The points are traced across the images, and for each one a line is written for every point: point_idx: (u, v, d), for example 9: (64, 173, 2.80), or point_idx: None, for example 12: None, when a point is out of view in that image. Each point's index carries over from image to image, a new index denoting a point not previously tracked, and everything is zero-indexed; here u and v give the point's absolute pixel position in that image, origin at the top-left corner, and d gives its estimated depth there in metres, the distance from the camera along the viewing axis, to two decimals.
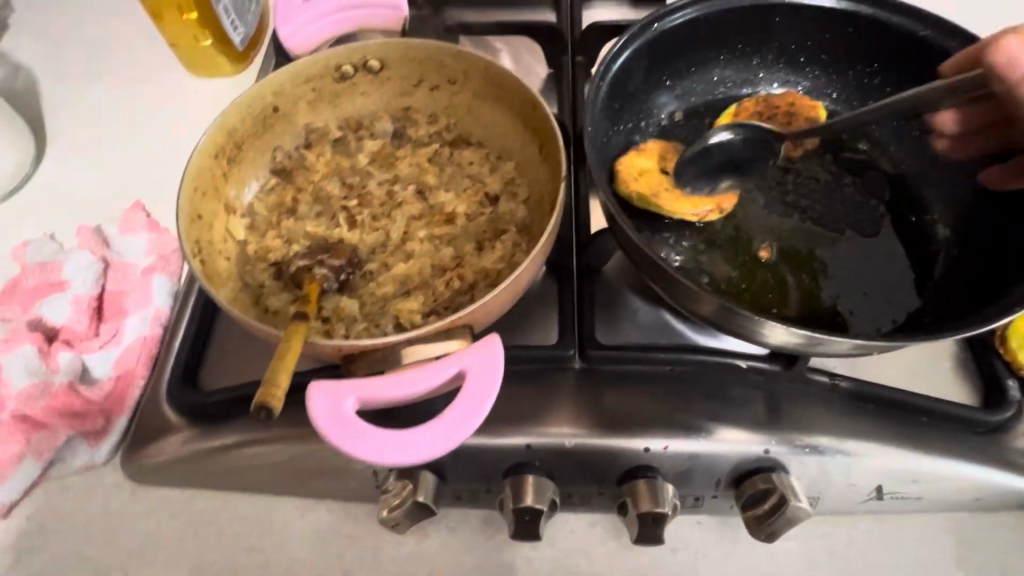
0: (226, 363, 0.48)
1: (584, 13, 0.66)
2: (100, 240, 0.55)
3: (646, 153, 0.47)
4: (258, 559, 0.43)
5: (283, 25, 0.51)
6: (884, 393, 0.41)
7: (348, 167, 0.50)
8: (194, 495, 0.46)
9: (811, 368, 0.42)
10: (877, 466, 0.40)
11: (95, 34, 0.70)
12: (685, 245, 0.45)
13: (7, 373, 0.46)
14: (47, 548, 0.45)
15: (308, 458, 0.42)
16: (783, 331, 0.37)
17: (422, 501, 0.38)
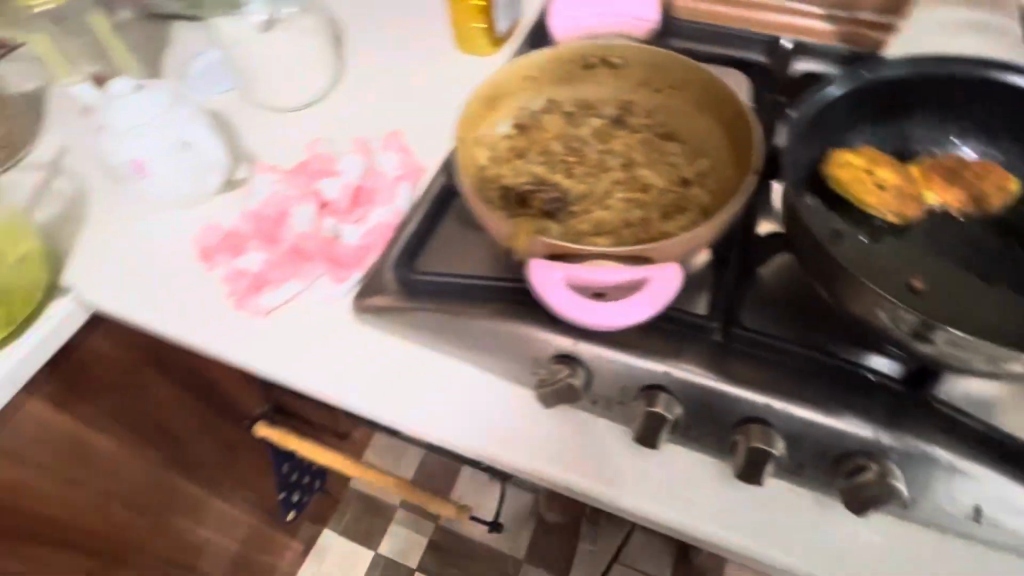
0: (438, 257, 0.62)
1: (797, 63, 0.74)
2: (367, 151, 0.73)
3: (863, 152, 0.55)
4: (429, 402, 0.55)
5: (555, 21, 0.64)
6: (1007, 437, 0.44)
7: (573, 134, 0.62)
8: (392, 341, 0.59)
9: (937, 400, 0.46)
10: (980, 487, 0.43)
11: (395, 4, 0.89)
12: (854, 259, 0.51)
13: (294, 220, 0.65)
14: (282, 344, 0.59)
15: (489, 334, 0.53)
16: (926, 335, 0.43)
17: (573, 385, 0.49)
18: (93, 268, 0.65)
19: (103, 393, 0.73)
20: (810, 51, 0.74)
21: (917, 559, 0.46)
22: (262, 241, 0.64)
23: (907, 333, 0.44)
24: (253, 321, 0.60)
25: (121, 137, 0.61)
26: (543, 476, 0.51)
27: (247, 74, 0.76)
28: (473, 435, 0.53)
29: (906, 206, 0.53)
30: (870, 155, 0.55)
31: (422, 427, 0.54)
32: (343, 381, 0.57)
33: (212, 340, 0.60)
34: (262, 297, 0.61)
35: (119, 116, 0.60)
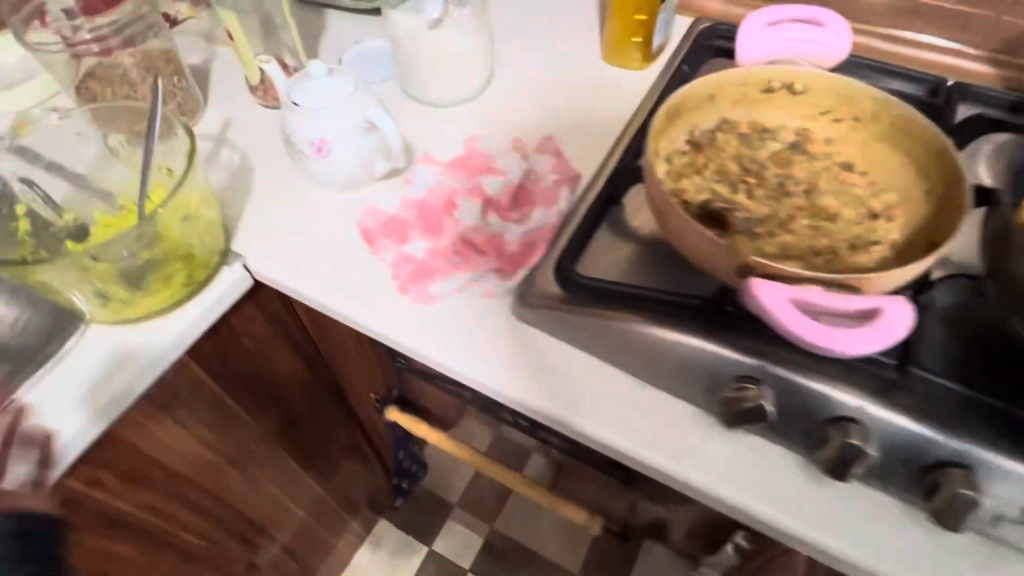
0: (602, 265, 0.63)
1: (958, 109, 0.72)
2: (523, 151, 0.74)
3: None
4: (594, 405, 0.56)
5: (744, 37, 0.63)
6: None
7: (749, 156, 0.62)
8: (555, 340, 0.61)
9: None
10: None
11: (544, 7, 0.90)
12: None
13: (461, 211, 0.67)
14: (449, 332, 0.60)
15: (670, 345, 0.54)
16: None
17: (763, 404, 0.50)
18: (263, 237, 0.67)
19: (240, 359, 0.74)
20: (972, 96, 0.71)
21: None
22: (426, 229, 0.66)
23: None
24: (418, 307, 0.62)
25: (314, 116, 0.64)
26: (705, 491, 0.52)
27: (409, 67, 0.78)
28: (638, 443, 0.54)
29: None
30: None
31: (588, 428, 0.55)
32: (508, 374, 0.58)
33: (378, 320, 0.62)
34: (432, 284, 0.63)
35: (314, 97, 0.64)
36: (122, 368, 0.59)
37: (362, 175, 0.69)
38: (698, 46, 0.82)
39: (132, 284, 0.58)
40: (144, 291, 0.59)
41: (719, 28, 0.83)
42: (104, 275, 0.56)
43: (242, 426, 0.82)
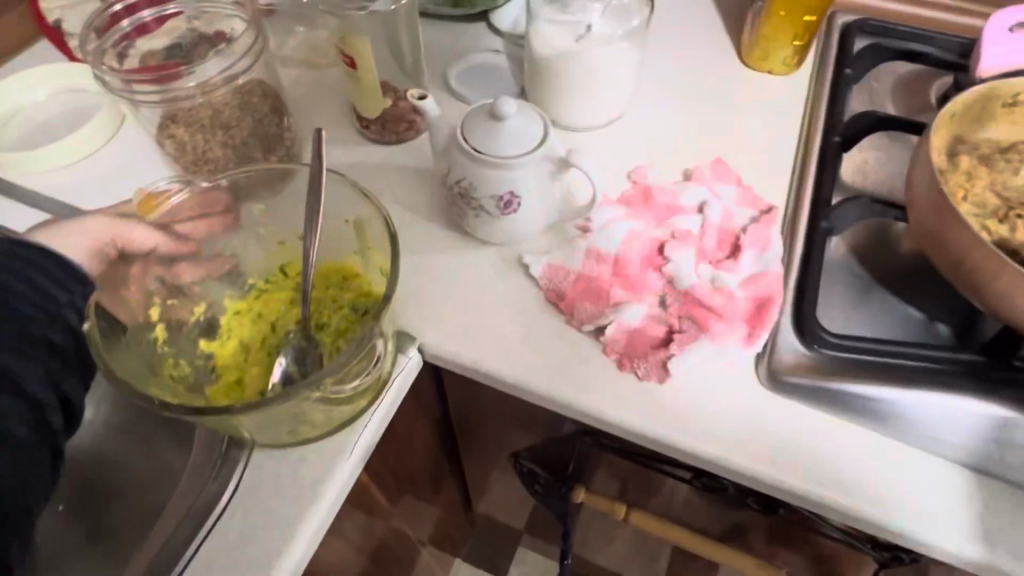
0: (843, 318, 0.56)
1: None
2: (703, 178, 0.64)
3: None
4: (894, 496, 0.48)
5: (989, 47, 0.57)
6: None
7: (1003, 183, 0.55)
8: (821, 416, 0.52)
9: None
10: None
11: (667, 8, 0.81)
12: None
13: (681, 266, 0.56)
14: (697, 416, 0.51)
15: (989, 422, 0.50)
16: None
17: None
18: (439, 312, 0.57)
19: (385, 443, 0.63)
20: None
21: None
22: (628, 288, 0.56)
23: None
24: (651, 388, 0.52)
25: (511, 168, 0.52)
26: None
27: (550, 87, 0.67)
28: (956, 543, 0.47)
29: None
30: None
31: (897, 523, 0.47)
32: (788, 465, 0.50)
33: (611, 408, 0.52)
34: (673, 355, 0.52)
35: (517, 146, 0.52)
36: (318, 494, 0.48)
37: (522, 226, 0.57)
38: (860, 49, 0.73)
39: (338, 397, 0.48)
40: (346, 400, 0.49)
41: (870, 23, 0.75)
42: (314, 399, 0.46)
43: (380, 517, 0.71)
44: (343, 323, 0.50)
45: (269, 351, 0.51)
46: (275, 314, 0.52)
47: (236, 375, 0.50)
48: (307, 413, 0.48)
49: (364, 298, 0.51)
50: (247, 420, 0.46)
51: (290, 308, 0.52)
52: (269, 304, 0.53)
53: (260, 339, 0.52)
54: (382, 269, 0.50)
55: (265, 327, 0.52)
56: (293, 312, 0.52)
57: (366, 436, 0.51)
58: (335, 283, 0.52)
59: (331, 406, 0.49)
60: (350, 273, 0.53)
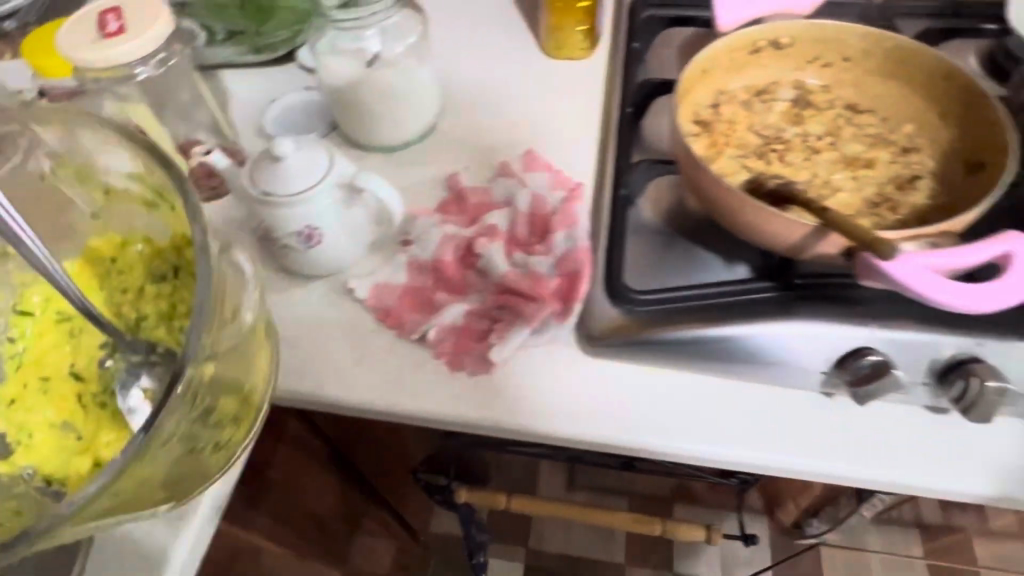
0: (651, 273, 0.60)
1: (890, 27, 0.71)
2: (512, 171, 0.67)
3: None
4: (710, 424, 0.54)
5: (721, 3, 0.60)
6: None
7: (760, 122, 0.60)
8: (639, 369, 0.56)
9: None
10: None
11: (467, 13, 0.84)
12: None
13: (492, 259, 0.58)
14: (530, 396, 0.54)
15: (798, 337, 0.53)
16: None
17: (876, 357, 0.52)
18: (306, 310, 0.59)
19: (268, 492, 0.65)
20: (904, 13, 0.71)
21: None
22: (451, 291, 0.58)
23: None
24: (482, 380, 0.55)
25: (302, 203, 0.54)
26: (869, 480, 0.52)
27: (355, 113, 0.69)
28: (770, 454, 0.52)
29: None
30: None
31: (718, 449, 0.52)
32: (616, 421, 0.54)
33: (448, 410, 0.54)
34: (496, 347, 0.55)
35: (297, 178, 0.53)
36: (171, 556, 0.49)
37: (338, 252, 0.59)
38: (641, 21, 0.79)
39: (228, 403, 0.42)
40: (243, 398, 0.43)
41: None
42: (199, 418, 0.40)
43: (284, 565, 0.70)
44: (160, 304, 0.49)
45: (98, 400, 0.48)
46: (78, 360, 0.50)
47: (89, 458, 0.47)
48: (211, 442, 0.42)
49: (162, 253, 0.50)
50: (152, 493, 0.40)
51: (64, 344, 0.51)
52: (45, 357, 0.51)
53: (78, 402, 0.49)
54: (148, 204, 0.48)
55: (82, 364, 0.50)
56: (88, 339, 0.50)
57: (216, 491, 0.52)
58: (110, 267, 0.53)
59: (233, 420, 0.43)
60: (114, 244, 0.53)
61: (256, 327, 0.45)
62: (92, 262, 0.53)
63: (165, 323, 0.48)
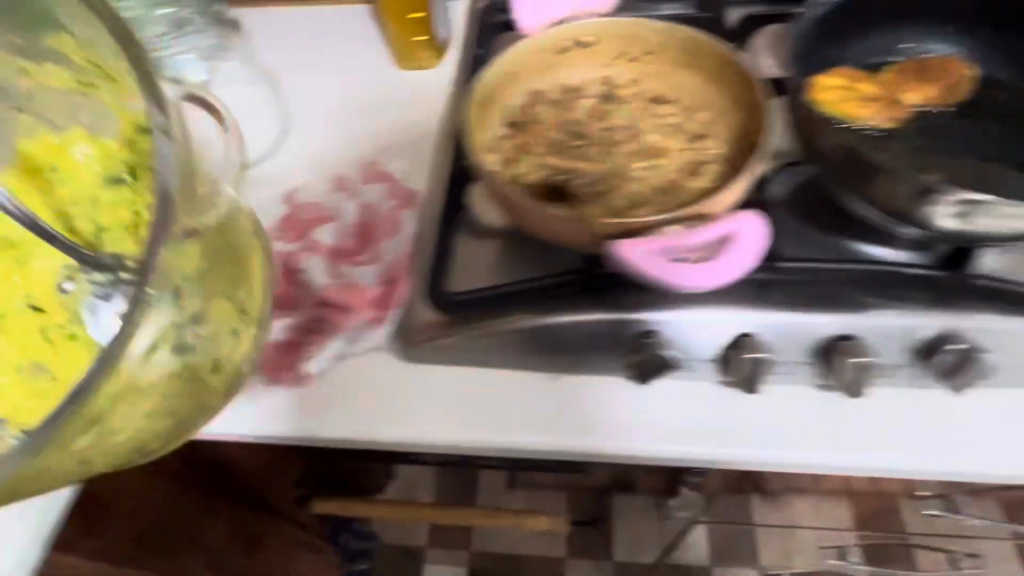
0: (470, 273, 0.60)
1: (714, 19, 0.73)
2: (349, 184, 0.69)
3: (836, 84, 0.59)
4: (518, 417, 0.55)
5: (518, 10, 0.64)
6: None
7: (568, 119, 0.62)
8: (452, 369, 0.57)
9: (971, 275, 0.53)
10: None
11: (326, 30, 0.86)
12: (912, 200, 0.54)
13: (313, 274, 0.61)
14: (346, 405, 0.56)
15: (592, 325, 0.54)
16: (951, 217, 0.49)
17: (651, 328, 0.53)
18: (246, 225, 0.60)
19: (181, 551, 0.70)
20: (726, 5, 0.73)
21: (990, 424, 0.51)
22: (275, 306, 0.59)
23: (933, 220, 0.50)
24: (300, 392, 0.56)
25: None
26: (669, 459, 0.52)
27: None
28: (576, 438, 0.53)
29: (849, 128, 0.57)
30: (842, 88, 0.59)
31: (524, 440, 0.53)
32: (427, 422, 0.55)
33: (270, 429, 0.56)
34: (312, 360, 0.57)
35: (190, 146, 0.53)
36: None
37: None
38: (486, 28, 0.80)
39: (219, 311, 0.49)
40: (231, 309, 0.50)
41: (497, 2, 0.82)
42: (187, 327, 0.46)
43: None
44: (123, 217, 0.51)
45: (63, 330, 0.50)
46: (29, 292, 0.52)
47: (51, 389, 0.49)
48: (206, 357, 0.49)
49: (111, 155, 0.52)
50: (155, 416, 0.47)
51: (12, 274, 0.53)
52: None
53: (43, 336, 0.50)
54: (92, 110, 0.51)
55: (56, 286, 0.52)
56: (40, 269, 0.53)
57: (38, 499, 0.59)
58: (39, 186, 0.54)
59: (223, 331, 0.50)
60: (55, 153, 0.54)
61: (238, 234, 0.52)
62: (33, 176, 0.54)
63: (127, 229, 0.51)
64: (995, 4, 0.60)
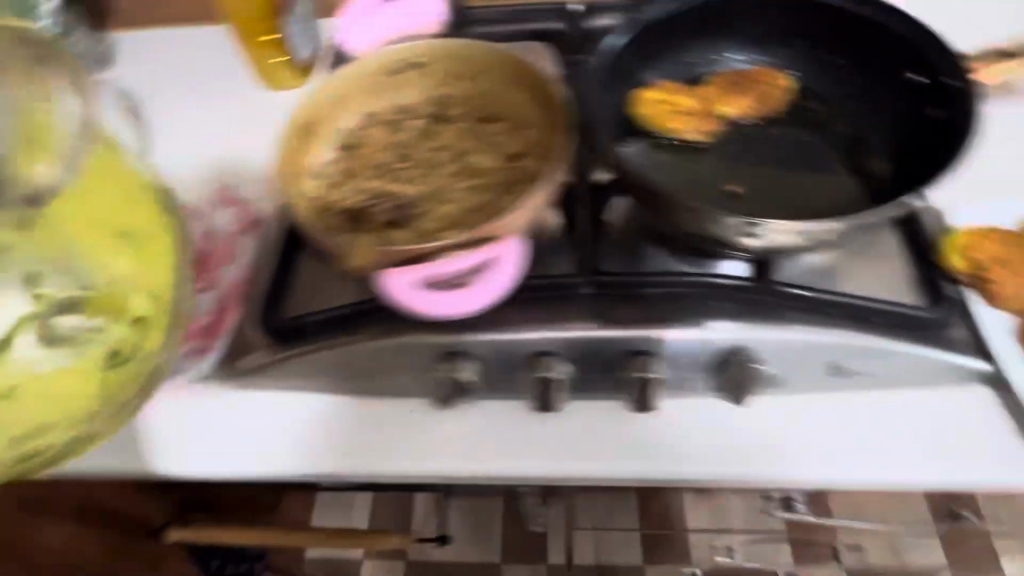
0: (298, 301, 0.59)
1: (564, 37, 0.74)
2: (195, 209, 0.69)
3: (658, 92, 0.59)
4: (329, 443, 0.53)
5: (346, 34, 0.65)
6: (840, 296, 0.50)
7: (398, 141, 0.62)
8: (268, 396, 0.56)
9: (780, 283, 0.51)
10: (842, 346, 0.49)
11: (200, 52, 0.85)
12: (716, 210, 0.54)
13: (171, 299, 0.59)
14: (162, 436, 0.55)
15: (394, 349, 0.52)
16: (736, 223, 0.49)
17: (449, 353, 0.51)
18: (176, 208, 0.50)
19: None
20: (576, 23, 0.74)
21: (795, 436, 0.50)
22: None
23: (720, 228, 0.50)
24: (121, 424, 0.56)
25: None
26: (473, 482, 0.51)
27: None
28: (393, 462, 0.51)
29: (663, 144, 0.58)
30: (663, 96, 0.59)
31: (330, 468, 0.52)
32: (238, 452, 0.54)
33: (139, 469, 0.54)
34: None
35: None
36: None
37: None
38: None
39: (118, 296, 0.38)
40: (128, 295, 0.38)
41: None
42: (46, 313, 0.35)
43: None
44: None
45: None
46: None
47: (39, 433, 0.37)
48: (108, 347, 0.38)
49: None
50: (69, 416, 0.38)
51: None
52: None
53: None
54: None
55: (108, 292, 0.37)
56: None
57: None
58: None
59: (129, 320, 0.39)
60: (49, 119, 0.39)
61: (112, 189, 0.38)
62: None
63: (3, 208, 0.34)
64: (811, 14, 0.59)
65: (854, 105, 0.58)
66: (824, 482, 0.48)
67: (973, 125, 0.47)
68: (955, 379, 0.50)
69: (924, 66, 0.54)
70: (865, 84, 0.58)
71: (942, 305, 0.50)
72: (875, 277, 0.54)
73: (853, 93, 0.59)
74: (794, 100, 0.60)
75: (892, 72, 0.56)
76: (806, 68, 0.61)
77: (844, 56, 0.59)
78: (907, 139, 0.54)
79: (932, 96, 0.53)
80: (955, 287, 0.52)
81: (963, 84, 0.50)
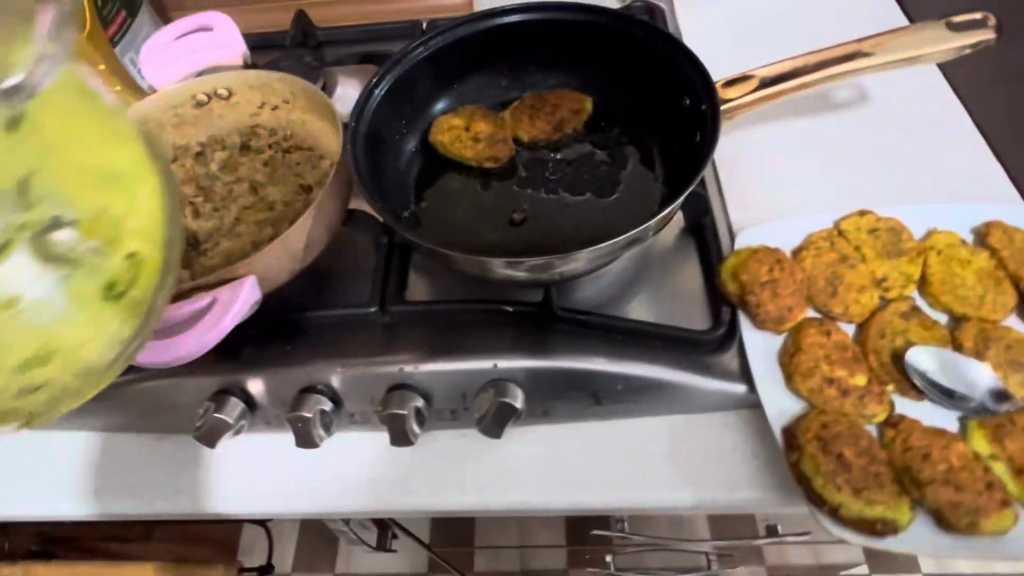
0: None
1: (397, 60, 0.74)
2: None
3: (460, 119, 0.60)
4: (117, 482, 0.54)
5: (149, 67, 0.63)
6: (616, 321, 0.50)
7: (203, 173, 0.62)
8: (66, 436, 0.57)
9: (564, 309, 0.52)
10: (607, 375, 0.49)
11: None
12: (500, 236, 0.55)
13: None
14: None
15: (168, 389, 0.52)
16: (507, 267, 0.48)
17: (216, 393, 0.51)
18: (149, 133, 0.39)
19: None
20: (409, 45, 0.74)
21: (563, 466, 0.50)
22: None
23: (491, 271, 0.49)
24: None
25: None
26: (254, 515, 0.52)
27: None
28: (176, 499, 0.52)
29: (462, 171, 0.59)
30: (464, 122, 0.60)
31: (113, 507, 0.53)
32: (27, 495, 0.54)
33: (30, 504, 0.54)
34: None
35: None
36: None
37: None
38: None
39: (102, 223, 0.27)
40: (124, 226, 0.28)
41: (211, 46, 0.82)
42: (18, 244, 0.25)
43: None
44: None
45: None
46: None
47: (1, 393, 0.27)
48: (104, 279, 0.28)
49: None
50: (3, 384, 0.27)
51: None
52: None
53: None
54: None
55: (94, 216, 0.27)
56: None
57: None
58: None
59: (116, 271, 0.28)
60: None
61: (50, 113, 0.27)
62: None
63: None
64: (600, 38, 0.60)
65: (643, 126, 0.60)
66: (581, 510, 0.49)
67: (710, 152, 0.48)
68: (721, 403, 0.50)
69: (691, 89, 0.55)
70: (652, 106, 0.60)
71: (716, 328, 0.51)
72: (665, 301, 0.56)
73: (644, 114, 0.60)
74: (591, 122, 0.61)
75: (673, 95, 0.57)
76: (603, 91, 0.62)
77: (635, 78, 0.60)
78: (681, 162, 0.56)
79: (697, 123, 0.54)
80: (732, 310, 0.52)
81: (711, 110, 0.51)
